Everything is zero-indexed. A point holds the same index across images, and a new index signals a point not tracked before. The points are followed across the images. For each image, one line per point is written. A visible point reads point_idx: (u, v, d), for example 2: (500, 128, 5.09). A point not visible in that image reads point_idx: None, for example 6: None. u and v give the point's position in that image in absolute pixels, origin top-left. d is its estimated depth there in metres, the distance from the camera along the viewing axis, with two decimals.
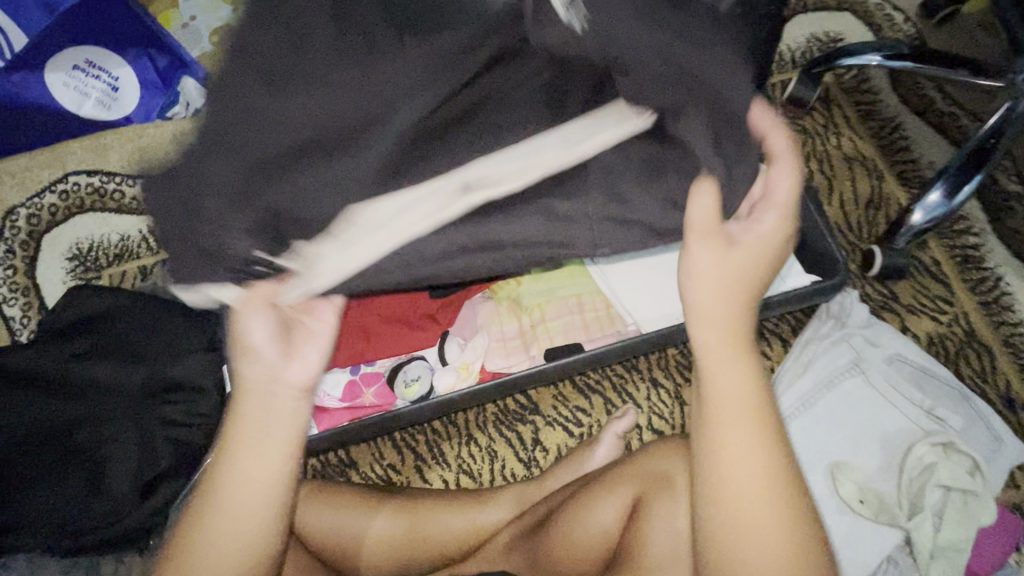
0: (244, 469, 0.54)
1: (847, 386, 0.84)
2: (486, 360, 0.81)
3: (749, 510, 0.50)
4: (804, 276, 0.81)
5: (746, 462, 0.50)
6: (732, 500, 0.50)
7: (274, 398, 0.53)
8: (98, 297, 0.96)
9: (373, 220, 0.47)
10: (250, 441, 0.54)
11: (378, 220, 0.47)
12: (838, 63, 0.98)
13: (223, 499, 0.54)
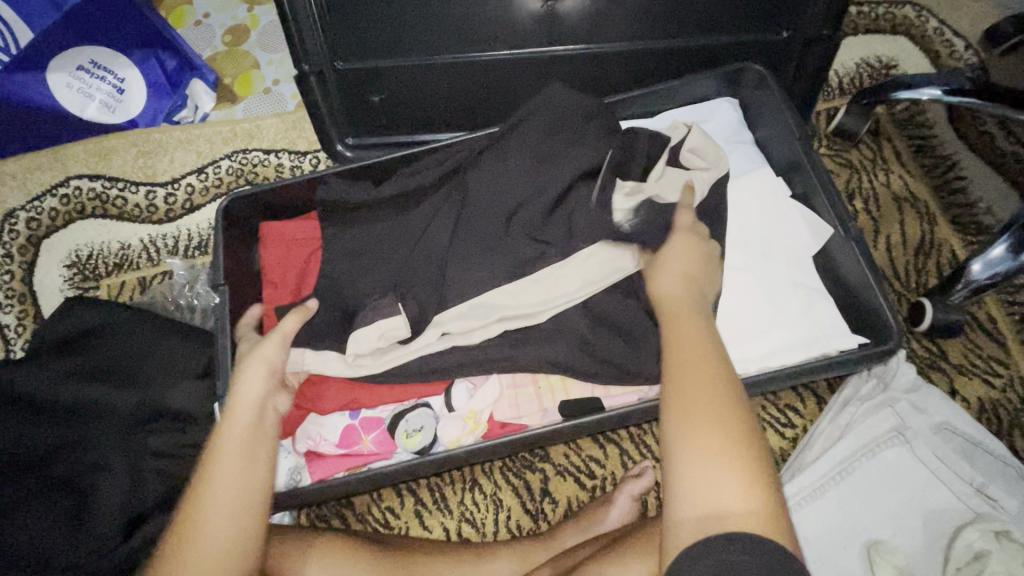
0: (229, 481, 0.57)
1: (888, 456, 0.76)
2: (495, 409, 0.75)
3: (699, 427, 0.53)
4: (852, 335, 0.73)
5: (699, 394, 0.55)
6: (685, 420, 0.54)
7: (257, 437, 0.60)
8: (94, 313, 0.92)
9: (447, 323, 0.71)
10: (239, 453, 0.58)
11: (453, 332, 0.71)
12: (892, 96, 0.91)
13: (210, 505, 0.55)
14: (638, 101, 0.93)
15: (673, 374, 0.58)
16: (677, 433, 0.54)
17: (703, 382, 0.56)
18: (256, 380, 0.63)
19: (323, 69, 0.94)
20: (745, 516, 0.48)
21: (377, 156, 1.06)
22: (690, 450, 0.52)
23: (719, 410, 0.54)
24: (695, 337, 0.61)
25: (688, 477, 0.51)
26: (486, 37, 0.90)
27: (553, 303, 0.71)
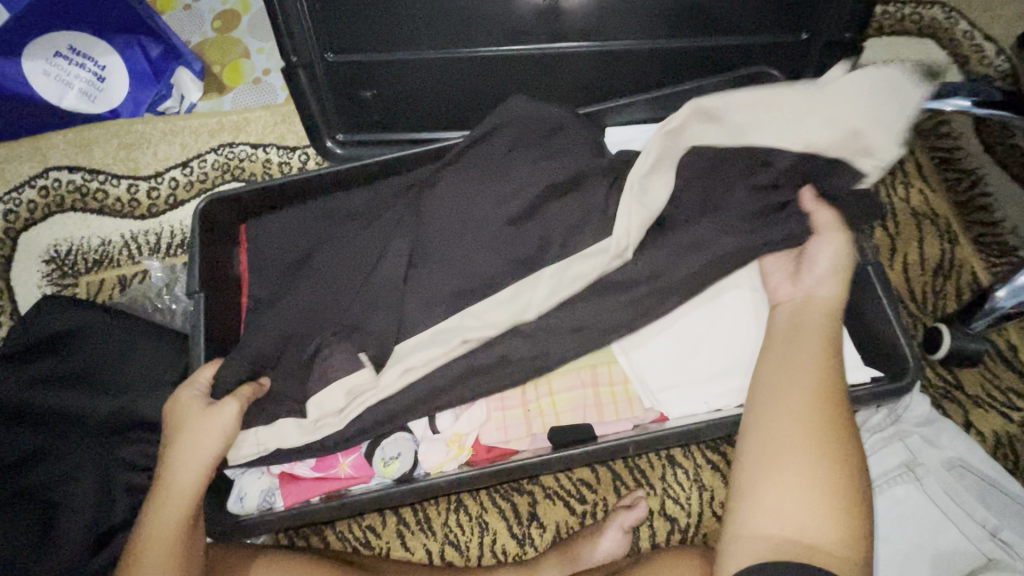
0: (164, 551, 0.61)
1: (898, 493, 0.72)
2: (480, 433, 0.71)
3: (793, 455, 0.54)
4: (865, 367, 0.67)
5: (799, 423, 0.56)
6: (797, 445, 0.55)
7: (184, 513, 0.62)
8: (67, 314, 0.87)
9: (412, 350, 0.66)
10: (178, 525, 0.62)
11: (414, 359, 0.65)
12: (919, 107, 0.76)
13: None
14: (644, 104, 0.87)
15: (791, 395, 0.58)
16: (784, 455, 0.54)
17: (818, 412, 0.56)
18: (187, 454, 0.63)
19: (312, 62, 0.88)
20: (836, 555, 0.50)
21: (368, 155, 1.01)
22: (796, 475, 0.53)
23: (831, 446, 0.54)
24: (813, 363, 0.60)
25: (774, 498, 0.53)
26: (485, 32, 0.84)
27: (530, 312, 0.66)
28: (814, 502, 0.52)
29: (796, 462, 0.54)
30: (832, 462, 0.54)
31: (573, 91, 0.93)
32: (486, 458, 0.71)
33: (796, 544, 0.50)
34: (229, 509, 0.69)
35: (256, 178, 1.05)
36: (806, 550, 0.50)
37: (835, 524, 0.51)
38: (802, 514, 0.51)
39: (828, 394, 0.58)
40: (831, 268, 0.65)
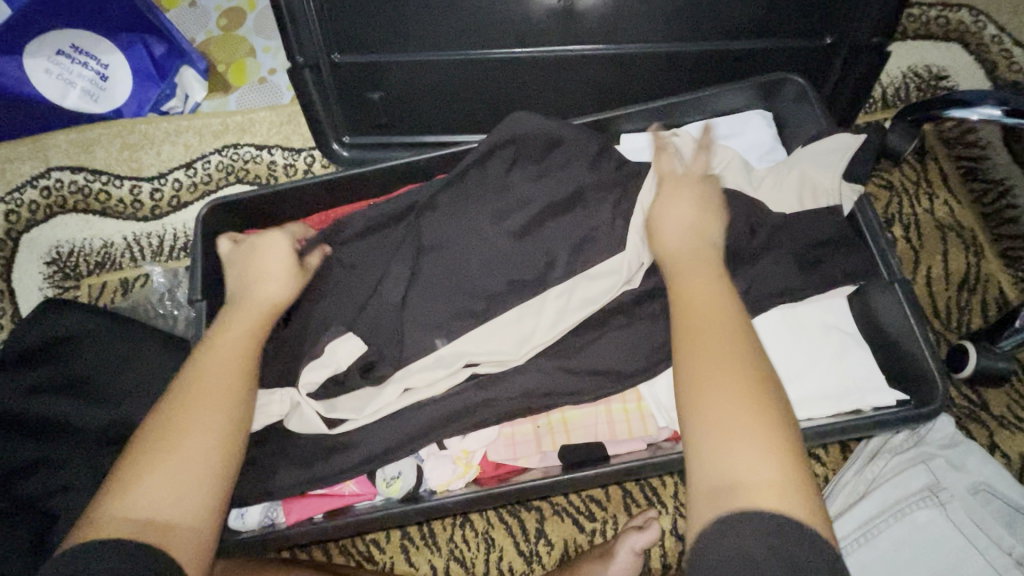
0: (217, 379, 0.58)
1: (920, 518, 0.69)
2: (488, 450, 0.69)
3: (717, 390, 0.49)
4: (891, 391, 0.65)
5: (712, 356, 0.51)
6: (704, 390, 0.50)
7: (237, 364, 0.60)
8: (67, 318, 0.86)
9: (415, 377, 0.64)
10: (227, 359, 0.60)
11: (416, 386, 0.65)
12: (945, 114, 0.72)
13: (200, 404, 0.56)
14: (661, 112, 0.85)
15: (687, 344, 0.53)
16: (689, 404, 0.50)
17: (728, 342, 0.52)
18: (252, 314, 0.65)
19: (319, 62, 0.86)
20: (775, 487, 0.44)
21: (376, 158, 0.99)
22: (731, 409, 0.48)
23: (735, 379, 0.50)
24: (712, 290, 0.56)
25: (709, 440, 0.47)
26: (497, 33, 0.81)
27: (533, 340, 0.65)
28: (728, 441, 0.47)
29: (722, 402, 0.49)
30: (752, 393, 0.49)
31: (587, 94, 0.91)
32: (493, 475, 0.70)
33: (717, 489, 0.45)
34: (229, 525, 0.67)
35: (261, 180, 1.03)
36: (732, 493, 0.44)
37: (753, 454, 0.46)
38: (720, 460, 0.46)
39: (728, 318, 0.54)
40: (693, 212, 0.64)
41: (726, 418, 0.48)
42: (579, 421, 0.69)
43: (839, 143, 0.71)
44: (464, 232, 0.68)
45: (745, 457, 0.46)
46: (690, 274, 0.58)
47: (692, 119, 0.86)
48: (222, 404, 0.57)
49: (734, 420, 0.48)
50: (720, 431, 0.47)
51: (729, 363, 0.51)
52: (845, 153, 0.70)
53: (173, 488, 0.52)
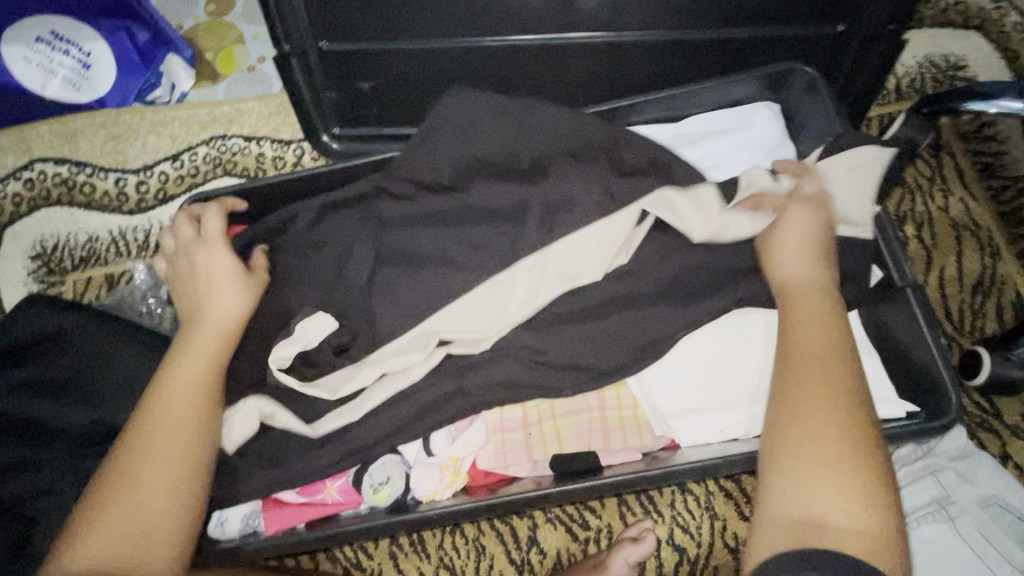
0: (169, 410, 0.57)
1: (926, 532, 0.66)
2: (478, 457, 0.66)
3: (817, 428, 0.50)
4: (900, 402, 0.62)
5: (818, 392, 0.52)
6: (802, 425, 0.50)
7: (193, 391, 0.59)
8: (48, 315, 0.83)
9: (389, 359, 0.62)
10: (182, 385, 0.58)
11: (393, 371, 0.63)
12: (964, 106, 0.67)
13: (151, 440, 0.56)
14: (663, 103, 0.81)
15: (796, 385, 0.53)
16: (790, 439, 0.50)
17: (834, 382, 0.52)
18: (210, 332, 0.62)
19: (306, 50, 0.82)
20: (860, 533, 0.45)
21: (367, 151, 0.95)
22: (829, 449, 0.48)
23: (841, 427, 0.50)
24: (820, 325, 0.56)
25: (801, 473, 0.48)
26: (492, 20, 0.77)
27: (505, 318, 0.63)
28: (823, 482, 0.47)
29: (819, 441, 0.49)
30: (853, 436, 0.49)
31: (586, 84, 0.87)
32: (482, 483, 0.68)
33: (805, 525, 0.46)
34: (210, 533, 0.65)
35: (249, 173, 0.99)
36: (819, 533, 0.45)
37: (846, 503, 0.46)
38: (810, 496, 0.47)
39: (838, 358, 0.54)
40: (813, 238, 0.61)
41: (820, 455, 0.48)
42: (571, 426, 0.66)
43: (869, 159, 0.66)
44: (454, 232, 0.65)
45: (831, 497, 0.46)
46: (799, 305, 0.58)
47: (697, 111, 0.82)
48: (178, 441, 0.56)
49: (829, 458, 0.48)
50: (818, 472, 0.48)
51: (831, 403, 0.51)
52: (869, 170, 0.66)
53: (143, 525, 0.53)
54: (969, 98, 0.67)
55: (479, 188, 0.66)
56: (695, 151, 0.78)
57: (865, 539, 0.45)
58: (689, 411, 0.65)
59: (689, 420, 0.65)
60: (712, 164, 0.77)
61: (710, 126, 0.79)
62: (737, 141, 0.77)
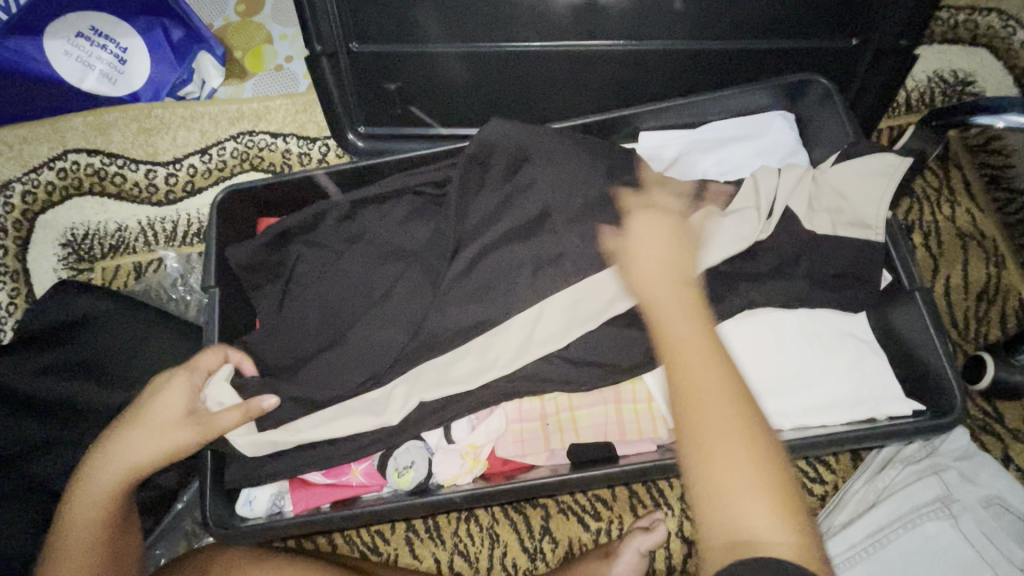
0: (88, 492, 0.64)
1: (929, 530, 0.68)
2: (497, 445, 0.69)
3: (718, 431, 0.48)
4: (906, 400, 0.65)
5: (711, 393, 0.50)
6: (698, 430, 0.49)
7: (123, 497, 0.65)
8: (80, 300, 0.86)
9: (430, 374, 0.65)
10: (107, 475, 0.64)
11: (432, 387, 0.65)
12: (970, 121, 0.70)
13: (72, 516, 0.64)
14: (680, 110, 0.84)
15: (685, 388, 0.51)
16: (689, 455, 0.48)
17: (721, 377, 0.51)
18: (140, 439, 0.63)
19: (336, 51, 0.85)
20: (777, 538, 0.44)
21: (390, 150, 0.99)
22: (735, 454, 0.47)
23: (735, 429, 0.48)
24: (695, 321, 0.54)
25: (711, 485, 0.47)
26: (517, 28, 0.81)
27: (541, 335, 0.64)
28: (738, 495, 0.46)
29: (724, 444, 0.48)
30: (751, 433, 0.48)
31: (604, 90, 0.90)
32: (500, 470, 0.71)
33: (736, 542, 0.44)
34: (238, 511, 0.68)
35: (275, 168, 1.03)
36: (746, 548, 0.44)
37: (759, 507, 0.45)
38: (726, 512, 0.46)
39: (711, 350, 0.52)
40: (664, 251, 0.59)
41: (728, 463, 0.47)
42: (585, 418, 0.69)
43: (882, 165, 0.67)
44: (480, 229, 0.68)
45: (744, 505, 0.45)
46: (671, 302, 0.55)
47: (712, 119, 0.85)
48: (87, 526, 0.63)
49: (736, 461, 0.47)
50: (726, 486, 0.46)
51: (722, 401, 0.49)
52: (885, 177, 0.67)
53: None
54: (977, 112, 0.70)
55: (505, 187, 0.69)
56: (711, 157, 0.80)
57: (786, 540, 0.44)
58: None
59: None
60: (727, 169, 0.80)
61: (725, 135, 0.82)
62: (752, 148, 0.80)
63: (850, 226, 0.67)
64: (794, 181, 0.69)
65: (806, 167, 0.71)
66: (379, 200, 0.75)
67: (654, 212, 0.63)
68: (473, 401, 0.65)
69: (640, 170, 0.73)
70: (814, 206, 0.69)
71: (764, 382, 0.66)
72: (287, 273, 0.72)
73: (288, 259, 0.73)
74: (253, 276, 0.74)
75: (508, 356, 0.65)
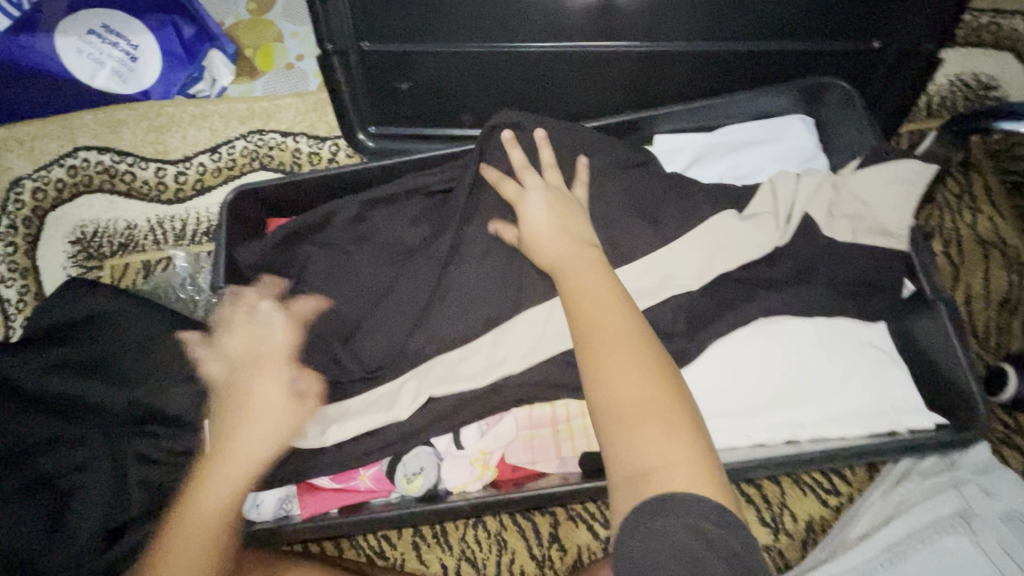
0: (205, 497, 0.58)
1: (946, 544, 0.65)
2: (507, 452, 0.68)
3: (623, 375, 0.51)
4: (927, 414, 0.63)
5: (618, 342, 0.53)
6: (605, 375, 0.52)
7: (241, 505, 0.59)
8: (90, 298, 0.86)
9: (435, 371, 0.64)
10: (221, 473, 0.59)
11: (432, 380, 0.64)
12: (995, 126, 0.69)
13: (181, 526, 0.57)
14: (697, 113, 0.82)
15: (590, 339, 0.54)
16: (597, 399, 0.51)
17: (625, 328, 0.54)
18: (259, 435, 0.60)
19: (347, 50, 0.84)
20: (675, 469, 0.46)
21: (401, 151, 0.98)
22: (636, 394, 0.50)
23: (639, 373, 0.51)
24: (602, 279, 0.58)
25: (616, 423, 0.49)
26: (531, 28, 0.80)
27: (550, 337, 0.64)
28: (646, 437, 0.48)
29: (629, 387, 0.51)
30: (655, 376, 0.51)
31: (618, 92, 0.89)
32: (510, 478, 0.70)
33: (637, 477, 0.46)
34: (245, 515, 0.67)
35: (285, 167, 1.02)
36: (645, 481, 0.46)
37: (660, 439, 0.48)
38: (632, 452, 0.48)
39: (615, 303, 0.56)
40: (562, 220, 0.63)
41: (630, 402, 0.50)
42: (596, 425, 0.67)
43: (905, 172, 0.66)
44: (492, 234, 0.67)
45: (644, 438, 0.48)
46: (577, 264, 0.59)
47: (729, 122, 0.84)
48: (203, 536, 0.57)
49: (637, 398, 0.50)
50: (634, 430, 0.49)
51: (626, 348, 0.53)
52: (908, 183, 0.65)
53: None
54: (1004, 117, 0.68)
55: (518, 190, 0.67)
56: (727, 160, 0.79)
57: (682, 469, 0.46)
58: (720, 422, 0.64)
59: (720, 431, 0.64)
60: (744, 172, 0.78)
61: (742, 139, 0.81)
62: (770, 152, 0.79)
63: (872, 233, 0.65)
64: (813, 187, 0.68)
65: (825, 172, 0.69)
66: (389, 202, 0.74)
67: (564, 205, 0.65)
68: (485, 408, 0.64)
69: (656, 174, 0.72)
70: (833, 213, 0.67)
71: (780, 391, 0.65)
72: (295, 273, 0.71)
73: (298, 260, 0.72)
74: (262, 277, 0.73)
75: (515, 355, 0.64)
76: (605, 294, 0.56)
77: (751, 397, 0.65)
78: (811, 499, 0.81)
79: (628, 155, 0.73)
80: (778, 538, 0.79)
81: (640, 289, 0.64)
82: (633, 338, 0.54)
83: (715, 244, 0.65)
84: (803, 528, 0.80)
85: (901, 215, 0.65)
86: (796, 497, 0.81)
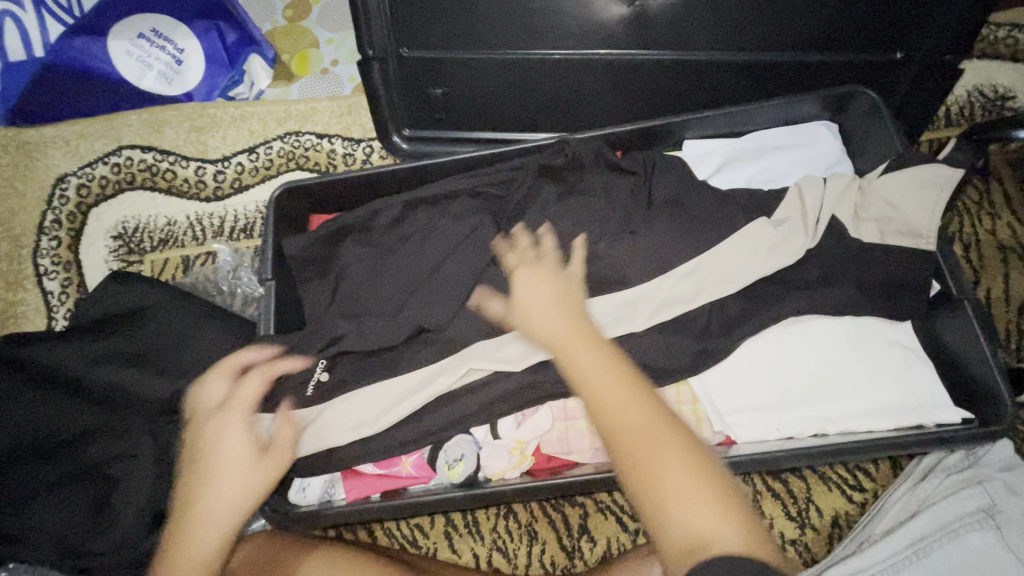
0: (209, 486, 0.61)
1: (973, 540, 0.66)
2: (543, 441, 0.70)
3: (650, 446, 0.49)
4: (953, 409, 0.66)
5: (633, 410, 0.52)
6: (628, 452, 0.50)
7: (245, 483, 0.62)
8: (135, 290, 0.89)
9: (474, 355, 0.67)
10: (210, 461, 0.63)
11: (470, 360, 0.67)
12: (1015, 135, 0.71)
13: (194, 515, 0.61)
14: (728, 119, 0.85)
15: (604, 416, 0.52)
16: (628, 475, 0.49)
17: (632, 392, 0.53)
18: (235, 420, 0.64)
19: (387, 55, 0.88)
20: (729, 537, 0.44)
21: (433, 154, 1.01)
22: (667, 461, 0.48)
23: (662, 442, 0.50)
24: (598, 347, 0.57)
25: (657, 498, 0.47)
26: (565, 37, 0.83)
27: None
28: (695, 514, 0.46)
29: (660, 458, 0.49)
30: (672, 439, 0.50)
31: (646, 98, 0.92)
32: (545, 467, 0.72)
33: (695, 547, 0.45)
34: (290, 498, 0.69)
35: (321, 168, 1.05)
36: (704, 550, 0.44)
37: (705, 506, 0.46)
38: (684, 523, 0.46)
39: (617, 370, 0.55)
40: (544, 289, 0.64)
41: (660, 472, 0.48)
42: None
43: (934, 176, 0.68)
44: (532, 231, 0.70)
45: (687, 509, 0.46)
46: (566, 337, 0.59)
47: (757, 129, 0.87)
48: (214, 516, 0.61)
49: (667, 469, 0.48)
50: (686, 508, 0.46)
51: (643, 418, 0.51)
52: (933, 185, 0.68)
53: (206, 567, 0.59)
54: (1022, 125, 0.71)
55: None
56: (756, 164, 0.82)
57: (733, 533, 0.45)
58: (750, 414, 0.66)
59: (751, 422, 0.66)
60: (772, 176, 0.81)
61: (769, 144, 0.84)
62: (797, 157, 0.82)
63: (899, 234, 0.68)
64: (841, 189, 0.70)
65: (852, 176, 0.72)
66: (430, 200, 0.77)
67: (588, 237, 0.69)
68: (525, 398, 0.67)
69: (689, 176, 0.74)
70: (861, 215, 0.70)
71: (807, 385, 0.67)
72: (340, 267, 0.74)
73: (342, 255, 0.75)
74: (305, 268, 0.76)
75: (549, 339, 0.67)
76: (606, 363, 0.56)
77: (780, 389, 0.67)
78: (836, 494, 0.83)
79: (661, 158, 0.76)
80: (804, 532, 0.81)
81: (674, 286, 0.67)
82: (643, 406, 0.52)
83: (749, 243, 0.68)
84: (829, 523, 0.82)
85: (927, 216, 0.67)
86: (822, 492, 0.83)
